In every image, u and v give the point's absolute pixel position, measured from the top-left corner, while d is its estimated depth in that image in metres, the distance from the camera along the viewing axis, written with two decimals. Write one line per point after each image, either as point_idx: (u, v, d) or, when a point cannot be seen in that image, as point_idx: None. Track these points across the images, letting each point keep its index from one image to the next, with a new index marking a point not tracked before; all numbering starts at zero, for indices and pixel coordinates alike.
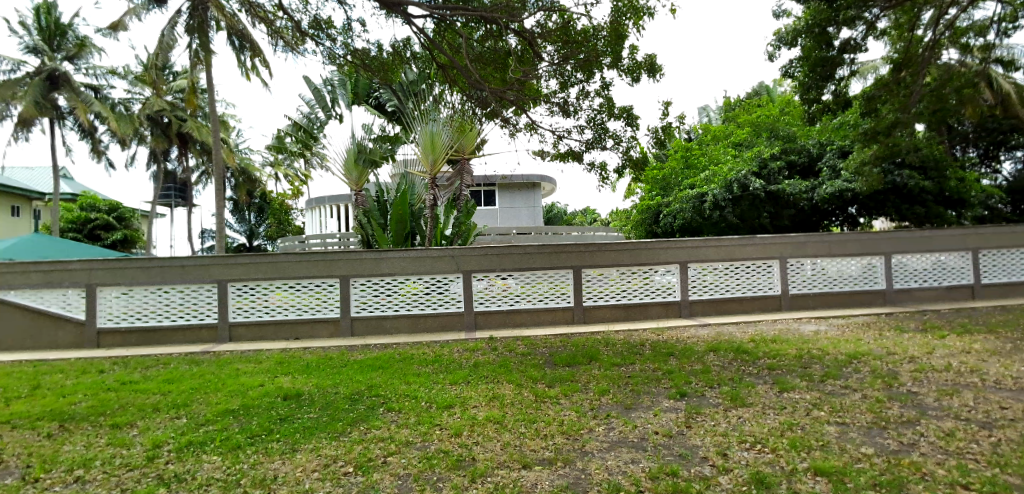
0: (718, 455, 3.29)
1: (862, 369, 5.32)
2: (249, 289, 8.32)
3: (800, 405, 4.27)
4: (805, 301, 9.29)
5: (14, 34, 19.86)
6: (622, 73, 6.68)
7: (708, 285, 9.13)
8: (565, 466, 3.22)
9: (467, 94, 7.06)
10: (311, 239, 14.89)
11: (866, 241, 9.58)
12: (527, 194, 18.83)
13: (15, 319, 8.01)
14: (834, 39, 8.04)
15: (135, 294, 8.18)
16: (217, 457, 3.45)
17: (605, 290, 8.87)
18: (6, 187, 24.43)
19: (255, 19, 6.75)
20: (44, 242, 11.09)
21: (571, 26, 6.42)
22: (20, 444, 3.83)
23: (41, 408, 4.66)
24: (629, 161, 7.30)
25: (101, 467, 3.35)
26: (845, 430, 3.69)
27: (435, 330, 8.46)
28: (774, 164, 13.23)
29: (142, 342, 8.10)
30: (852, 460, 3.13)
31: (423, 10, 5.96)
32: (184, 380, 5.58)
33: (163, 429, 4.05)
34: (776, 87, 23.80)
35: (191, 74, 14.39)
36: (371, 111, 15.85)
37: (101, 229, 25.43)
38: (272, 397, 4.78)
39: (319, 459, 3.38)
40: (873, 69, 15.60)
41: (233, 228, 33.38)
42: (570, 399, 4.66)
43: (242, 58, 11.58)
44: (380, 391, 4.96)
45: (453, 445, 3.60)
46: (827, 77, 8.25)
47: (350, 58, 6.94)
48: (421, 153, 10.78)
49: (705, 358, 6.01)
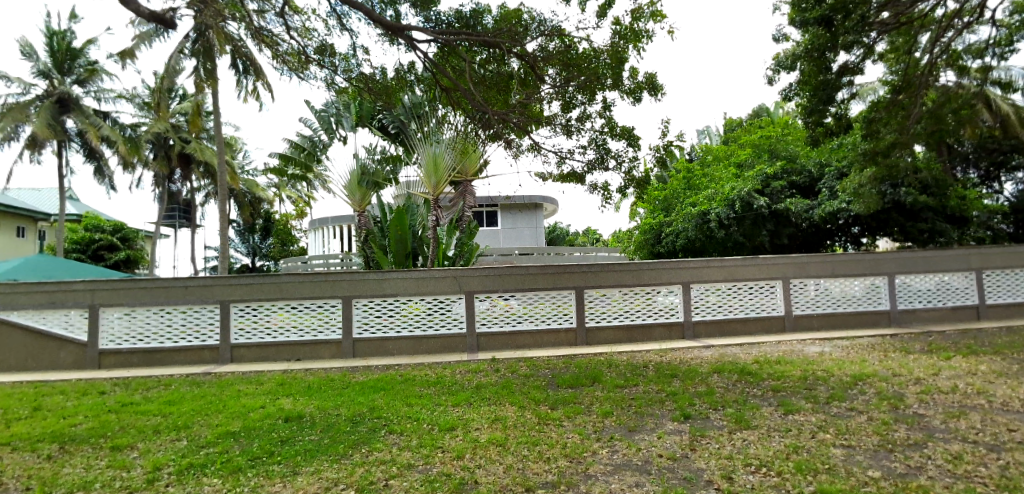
0: (723, 479, 3.26)
1: (867, 390, 5.28)
2: (252, 310, 8.33)
3: (806, 427, 4.23)
4: (809, 322, 9.25)
5: (26, 57, 20.24)
6: (623, 94, 6.75)
7: (711, 305, 9.10)
8: (568, 489, 3.19)
9: (470, 116, 7.14)
10: (313, 260, 15.05)
11: (868, 261, 9.60)
12: (529, 215, 18.91)
13: (16, 340, 7.99)
14: (832, 63, 8.14)
15: (137, 315, 8.19)
16: (218, 480, 3.42)
17: (607, 310, 8.88)
18: (14, 207, 24.72)
19: (262, 45, 6.92)
20: (46, 262, 11.03)
21: (571, 50, 6.56)
22: (19, 466, 3.80)
23: (42, 430, 4.64)
24: (632, 181, 7.33)
25: (102, 489, 3.34)
26: (851, 453, 3.65)
27: (438, 352, 8.43)
28: (776, 185, 13.22)
29: (144, 363, 8.09)
30: (858, 483, 3.09)
31: (428, 35, 6.11)
32: (186, 402, 5.56)
33: (164, 451, 4.03)
34: (778, 109, 23.90)
35: (197, 97, 14.69)
36: (375, 134, 16.09)
37: (105, 250, 25.61)
38: (274, 419, 4.76)
39: (320, 482, 3.35)
40: (872, 92, 15.72)
41: (238, 251, 33.72)
42: (574, 421, 4.62)
43: (247, 83, 12.06)
44: (382, 413, 4.92)
45: (455, 468, 3.57)
46: (829, 100, 8.31)
47: (354, 82, 7.10)
48: (424, 175, 10.87)
49: (709, 379, 5.98)
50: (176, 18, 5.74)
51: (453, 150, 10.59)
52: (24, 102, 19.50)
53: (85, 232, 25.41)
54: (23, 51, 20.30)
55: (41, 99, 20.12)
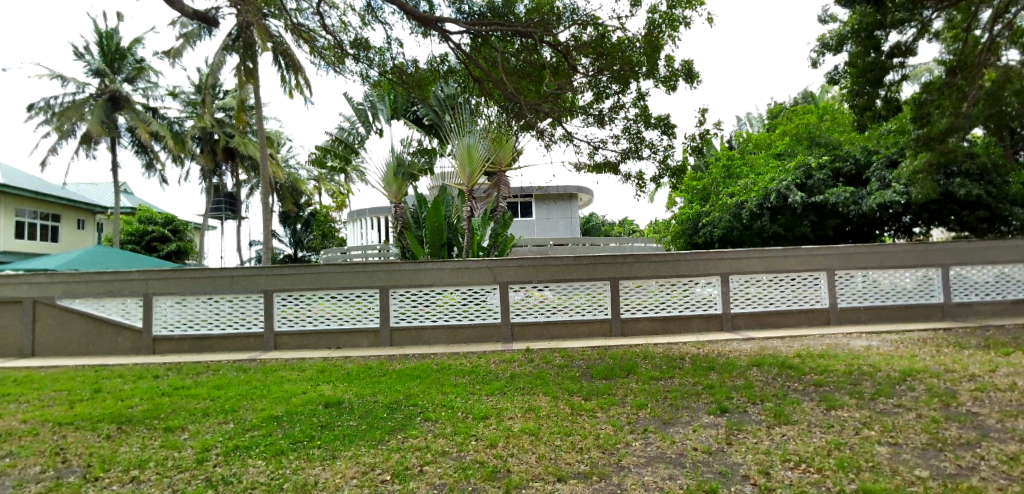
0: (761, 475, 3.19)
1: (916, 387, 5.06)
2: (294, 299, 8.61)
3: (849, 423, 4.09)
4: (855, 315, 8.90)
5: (80, 58, 21.31)
6: (658, 83, 6.61)
7: (751, 297, 8.87)
8: (600, 480, 3.19)
9: (503, 106, 7.14)
10: (352, 250, 15.42)
11: (919, 252, 9.15)
12: (564, 206, 18.86)
13: (78, 325, 8.51)
14: (882, 43, 7.75)
15: (188, 303, 8.60)
16: (262, 462, 3.57)
17: (643, 302, 8.77)
18: (75, 201, 26.21)
19: (300, 40, 7.07)
20: (104, 253, 11.71)
21: (605, 38, 6.43)
22: (81, 444, 4.08)
23: (101, 411, 4.94)
24: (667, 170, 7.18)
25: (155, 467, 3.54)
26: (898, 451, 3.51)
27: (473, 342, 8.53)
28: (820, 173, 12.73)
29: (194, 349, 8.47)
30: (904, 483, 2.97)
31: (460, 27, 6.12)
32: (233, 386, 5.80)
33: (212, 433, 4.23)
34: (823, 94, 22.98)
35: (239, 92, 15.18)
36: (410, 126, 16.28)
37: (158, 241, 26.89)
38: (314, 405, 4.92)
39: (358, 466, 3.45)
40: (926, 72, 14.87)
41: (282, 242, 34.87)
42: (607, 412, 4.60)
43: (287, 79, 12.39)
44: (418, 400, 5.02)
45: (488, 456, 3.61)
46: (877, 82, 7.91)
47: (388, 75, 7.18)
48: (458, 166, 10.94)
49: (748, 373, 5.84)
50: (217, 16, 5.93)
51: (486, 141, 10.56)
52: (80, 101, 20.55)
53: (138, 225, 26.72)
54: (77, 52, 21.38)
55: (94, 98, 21.13)
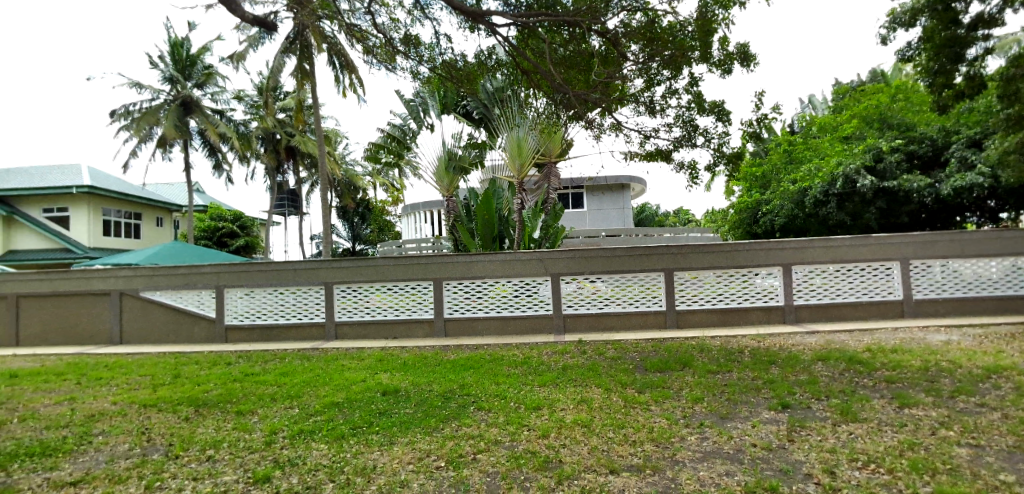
0: (825, 473, 3.05)
1: (1003, 385, 4.67)
2: (353, 291, 8.94)
3: (925, 422, 3.84)
4: (933, 307, 8.31)
5: (155, 66, 22.81)
6: (712, 67, 6.37)
7: (816, 288, 8.45)
8: (654, 474, 3.15)
9: (552, 97, 7.09)
10: (407, 244, 15.80)
11: (1008, 239, 8.40)
12: (616, 197, 18.56)
13: (160, 315, 9.20)
14: (962, 15, 7.14)
15: (256, 294, 9.11)
16: (324, 445, 3.75)
17: (699, 293, 8.53)
18: (154, 200, 28.20)
19: (353, 40, 7.27)
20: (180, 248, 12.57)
21: (656, 23, 6.24)
22: (164, 425, 4.42)
23: (180, 394, 5.32)
24: (723, 157, 6.92)
25: (228, 448, 3.79)
26: (980, 453, 3.26)
27: (525, 333, 8.58)
28: (892, 155, 11.90)
29: (262, 338, 8.96)
30: (986, 487, 2.77)
31: (507, 18, 6.11)
32: (297, 374, 6.10)
33: (279, 417, 4.49)
34: (896, 71, 21.44)
35: (297, 93, 15.81)
36: (460, 120, 16.45)
37: (228, 236, 28.55)
38: (372, 392, 5.11)
39: (414, 452, 3.57)
40: (1015, 43, 13.55)
41: (341, 235, 36.19)
42: (661, 406, 4.52)
43: (342, 78, 12.78)
44: (471, 390, 5.12)
45: (540, 446, 3.64)
46: (957, 59, 7.28)
47: (437, 71, 7.27)
48: (508, 158, 10.97)
49: (812, 368, 5.57)
50: (276, 20, 6.19)
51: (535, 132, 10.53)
52: (156, 107, 22.03)
53: (210, 221, 28.45)
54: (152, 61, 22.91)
55: (168, 103, 22.58)
